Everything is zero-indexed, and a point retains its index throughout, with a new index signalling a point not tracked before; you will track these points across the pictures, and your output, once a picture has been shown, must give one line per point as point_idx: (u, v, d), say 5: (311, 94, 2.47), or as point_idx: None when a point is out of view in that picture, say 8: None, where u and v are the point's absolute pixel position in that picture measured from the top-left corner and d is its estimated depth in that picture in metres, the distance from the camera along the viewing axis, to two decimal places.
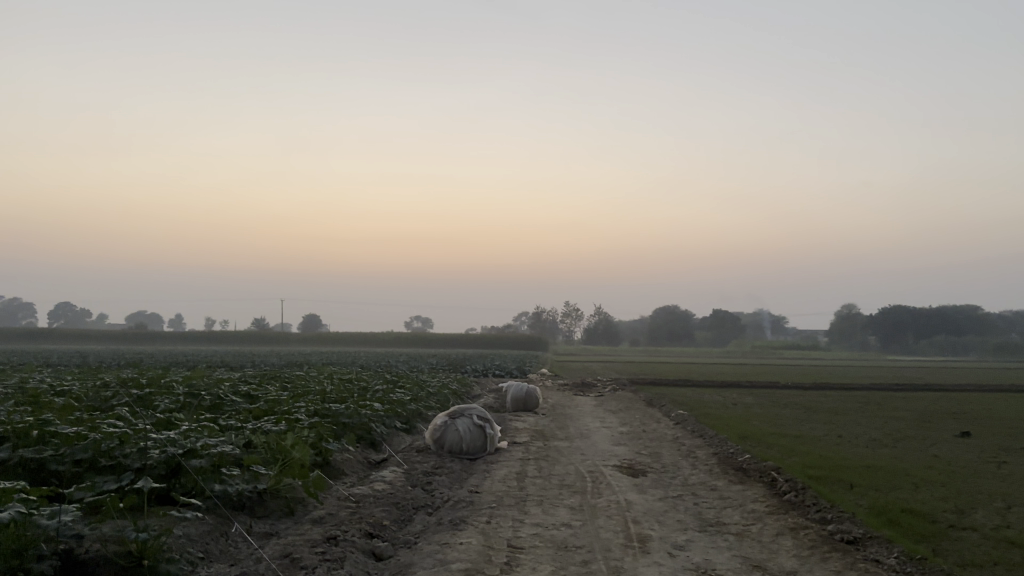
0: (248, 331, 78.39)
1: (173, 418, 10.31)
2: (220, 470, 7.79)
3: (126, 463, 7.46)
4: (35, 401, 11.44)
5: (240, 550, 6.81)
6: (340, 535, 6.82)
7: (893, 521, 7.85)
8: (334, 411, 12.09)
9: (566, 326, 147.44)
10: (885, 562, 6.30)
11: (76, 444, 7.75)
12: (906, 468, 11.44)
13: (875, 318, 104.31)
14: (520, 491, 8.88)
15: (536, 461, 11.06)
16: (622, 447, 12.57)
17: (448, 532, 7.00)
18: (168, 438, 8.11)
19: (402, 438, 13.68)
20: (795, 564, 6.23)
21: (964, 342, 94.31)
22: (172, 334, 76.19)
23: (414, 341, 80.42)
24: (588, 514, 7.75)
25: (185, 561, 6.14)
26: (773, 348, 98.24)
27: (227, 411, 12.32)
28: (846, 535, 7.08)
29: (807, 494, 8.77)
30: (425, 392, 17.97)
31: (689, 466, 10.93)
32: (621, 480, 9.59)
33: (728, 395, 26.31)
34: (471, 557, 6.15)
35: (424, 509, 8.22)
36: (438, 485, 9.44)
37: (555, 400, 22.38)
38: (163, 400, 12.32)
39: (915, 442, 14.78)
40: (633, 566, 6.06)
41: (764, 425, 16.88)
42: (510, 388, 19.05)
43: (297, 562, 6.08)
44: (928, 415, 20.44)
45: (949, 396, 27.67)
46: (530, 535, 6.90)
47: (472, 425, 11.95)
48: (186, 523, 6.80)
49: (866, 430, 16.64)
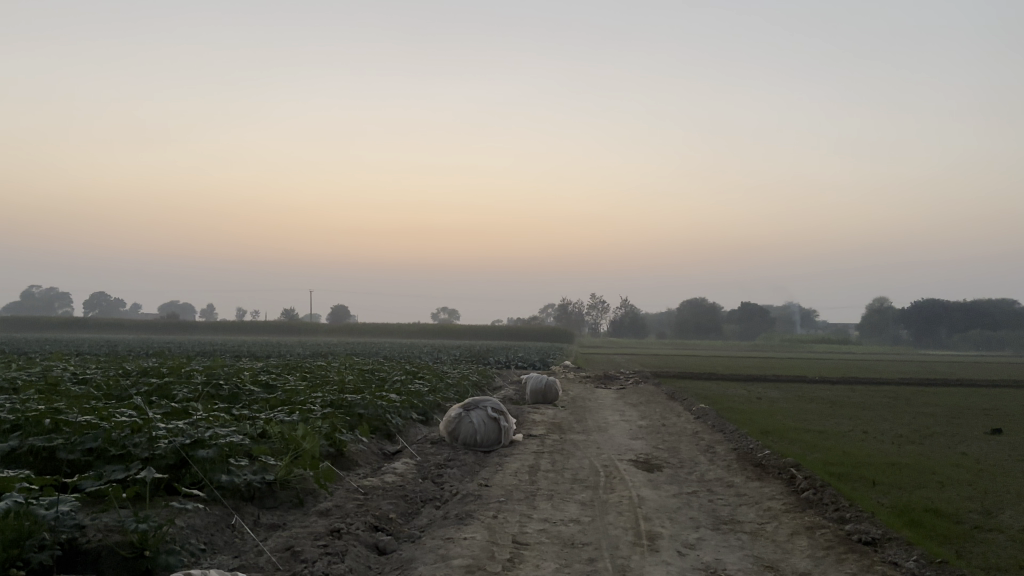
0: (276, 321, 79.05)
1: (188, 407, 10.33)
2: (228, 460, 7.73)
3: (134, 452, 7.44)
4: (53, 389, 11.53)
5: (245, 542, 6.78)
6: (344, 527, 6.74)
7: (914, 521, 7.58)
8: (349, 401, 12.03)
9: (592, 319, 146.70)
10: (904, 565, 6.03)
11: (88, 432, 7.76)
12: (931, 466, 11.11)
13: (908, 311, 102.46)
14: (531, 485, 8.75)
15: (550, 455, 10.92)
16: (639, 442, 12.36)
17: (453, 526, 6.89)
18: (179, 426, 8.08)
19: (418, 429, 13.62)
20: (808, 565, 6.02)
21: (998, 337, 92.60)
22: (201, 324, 77.01)
23: (440, 333, 80.53)
24: (598, 509, 7.60)
25: (187, 553, 6.10)
26: (803, 341, 96.93)
27: (243, 400, 12.33)
28: (864, 535, 6.85)
29: (826, 492, 8.54)
30: (443, 383, 17.91)
31: (706, 461, 10.72)
32: (636, 475, 9.42)
33: (752, 389, 25.99)
34: (474, 553, 6.02)
35: (432, 503, 8.13)
36: (449, 478, 9.33)
37: (575, 392, 22.22)
38: (180, 389, 12.37)
39: (944, 439, 14.41)
40: (640, 565, 5.88)
41: (787, 420, 16.57)
42: (529, 381, 18.91)
43: (297, 556, 6.00)
44: (958, 411, 19.99)
45: (980, 392, 27.07)
46: (536, 531, 6.76)
47: (486, 418, 11.82)
48: (191, 514, 6.78)
49: (893, 427, 16.26)
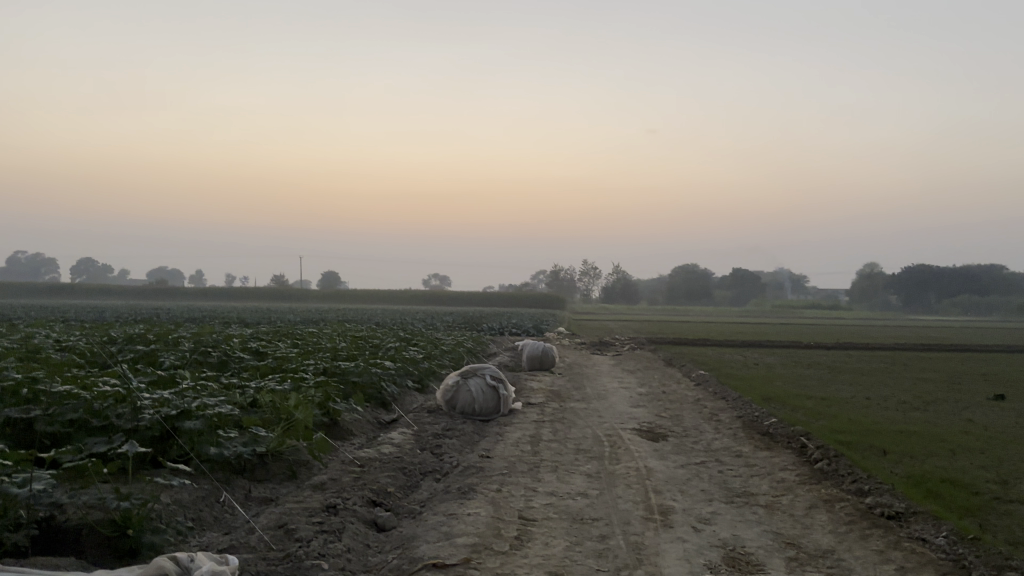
0: (268, 287, 78.69)
1: (174, 375, 9.93)
2: (217, 431, 7.34)
3: (119, 424, 7.06)
4: (35, 357, 11.07)
5: (236, 517, 6.44)
6: (340, 503, 6.38)
7: (933, 491, 7.32)
8: (343, 368, 11.65)
9: (583, 285, 146.79)
10: (933, 542, 5.73)
11: (67, 403, 7.35)
12: (940, 433, 10.90)
13: (898, 277, 102.79)
14: (534, 456, 8.43)
15: (551, 424, 10.59)
16: (641, 410, 12.05)
17: (455, 501, 6.54)
18: (164, 397, 7.66)
19: (413, 397, 13.30)
20: (832, 541, 5.72)
21: (988, 302, 93.24)
22: (193, 289, 76.57)
23: (432, 299, 80.29)
24: (607, 481, 7.30)
25: (172, 531, 5.73)
26: (793, 307, 97.45)
27: (232, 369, 11.93)
28: (887, 509, 6.55)
29: (840, 462, 8.24)
30: (438, 350, 17.50)
31: (712, 430, 10.42)
32: (641, 445, 9.10)
33: (748, 355, 25.85)
34: (478, 531, 5.66)
35: (432, 475, 7.80)
36: (449, 449, 8.98)
37: (571, 359, 21.89)
38: (167, 356, 11.96)
39: (948, 405, 14.18)
40: (654, 543, 5.55)
41: (787, 386, 16.38)
42: (526, 347, 18.59)
43: (292, 534, 5.65)
44: (958, 376, 19.83)
45: (976, 357, 27.02)
46: (543, 506, 6.42)
47: (485, 386, 11.48)
48: (178, 490, 6.41)
49: (895, 392, 16.06)
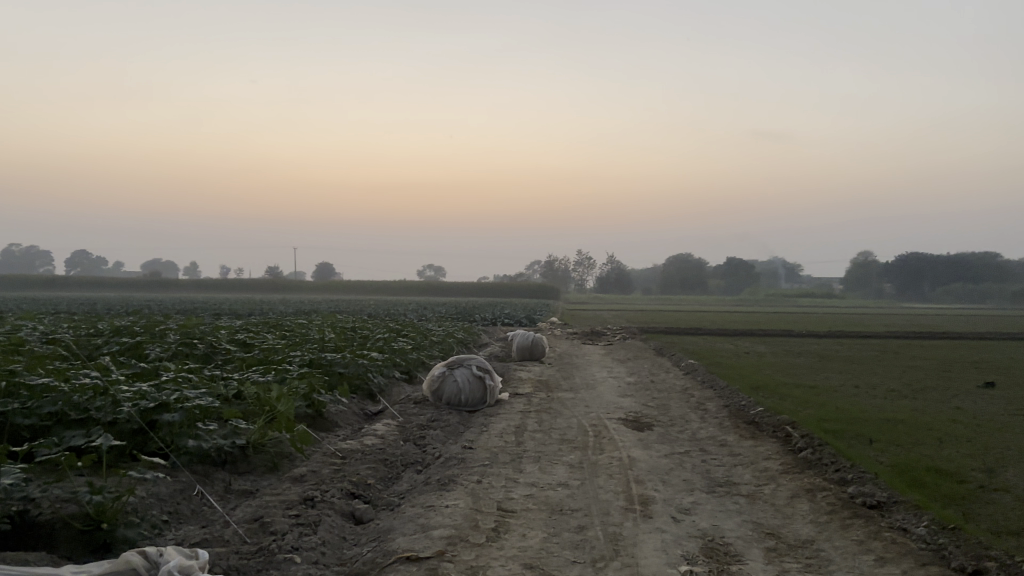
0: (262, 278, 78.36)
1: (157, 368, 9.84)
2: (196, 424, 7.25)
3: (96, 417, 6.97)
4: (16, 350, 10.94)
5: (213, 510, 6.38)
6: (318, 495, 6.32)
7: (917, 480, 7.30)
8: (329, 359, 11.56)
9: (578, 276, 146.63)
10: (914, 532, 5.70)
11: (45, 396, 7.25)
12: (927, 421, 10.86)
13: (892, 266, 102.97)
14: (517, 447, 8.37)
15: (537, 414, 10.53)
16: (629, 400, 12.00)
17: (434, 492, 6.49)
18: (143, 390, 7.56)
19: (401, 388, 13.22)
20: (811, 531, 5.68)
21: (981, 290, 93.49)
22: (186, 280, 76.18)
23: (426, 290, 80.04)
24: (589, 471, 7.25)
25: (147, 525, 5.67)
26: (788, 296, 97.51)
27: (218, 361, 11.83)
28: (869, 498, 6.52)
29: (824, 451, 8.21)
30: (427, 341, 17.41)
31: (698, 419, 10.38)
32: (625, 435, 9.06)
33: (740, 344, 25.82)
34: (455, 523, 5.61)
35: (413, 467, 7.75)
36: (432, 440, 8.93)
37: (563, 349, 21.81)
38: (152, 349, 11.84)
39: (937, 393, 14.17)
40: (633, 533, 5.51)
41: (776, 375, 16.35)
42: (516, 337, 18.51)
43: (267, 527, 5.59)
44: (949, 364, 19.81)
45: (968, 345, 27.05)
46: (523, 497, 6.37)
47: (471, 376, 11.43)
48: (155, 483, 6.35)
49: (884, 380, 16.04)
